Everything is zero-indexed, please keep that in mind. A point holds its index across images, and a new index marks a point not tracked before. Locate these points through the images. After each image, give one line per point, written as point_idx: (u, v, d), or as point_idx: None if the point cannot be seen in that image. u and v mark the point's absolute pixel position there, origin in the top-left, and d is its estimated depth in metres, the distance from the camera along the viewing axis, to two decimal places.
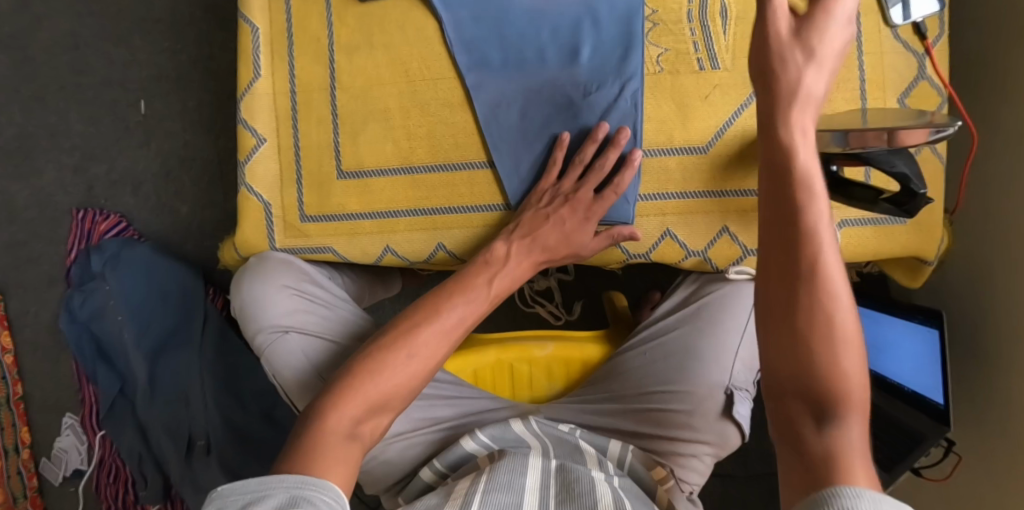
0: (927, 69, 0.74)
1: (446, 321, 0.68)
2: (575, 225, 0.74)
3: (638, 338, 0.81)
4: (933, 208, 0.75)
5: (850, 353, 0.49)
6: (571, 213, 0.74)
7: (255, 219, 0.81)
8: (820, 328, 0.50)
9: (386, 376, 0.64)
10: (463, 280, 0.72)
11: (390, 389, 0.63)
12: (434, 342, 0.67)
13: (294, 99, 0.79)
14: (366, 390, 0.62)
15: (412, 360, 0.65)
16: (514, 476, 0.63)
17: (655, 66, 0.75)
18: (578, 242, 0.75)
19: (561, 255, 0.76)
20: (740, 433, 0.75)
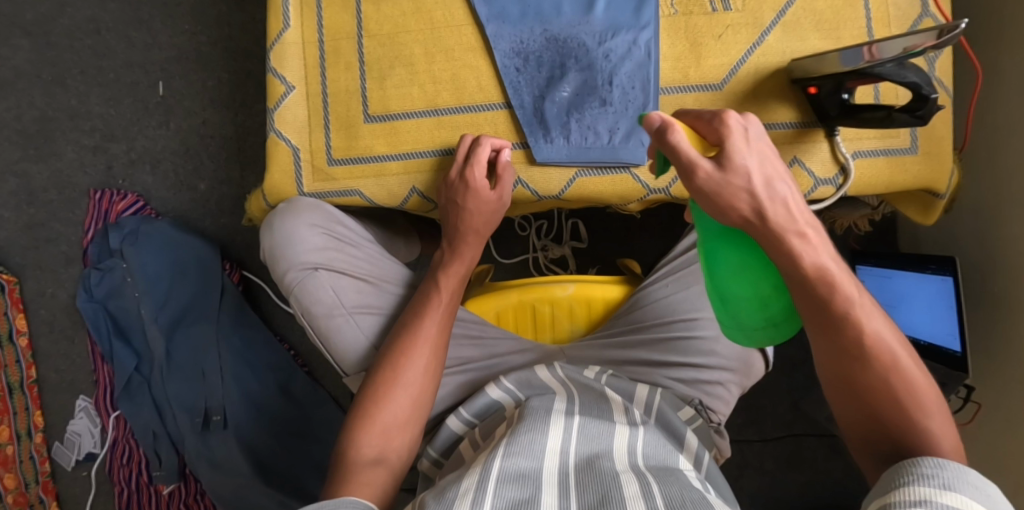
0: (930, 8, 0.78)
1: (427, 337, 0.75)
2: (478, 204, 0.78)
3: (657, 274, 0.83)
4: (941, 139, 0.79)
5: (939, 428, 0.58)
6: (457, 197, 0.79)
7: (283, 163, 0.83)
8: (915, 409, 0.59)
9: (394, 404, 0.72)
10: (426, 300, 0.78)
11: (400, 418, 0.72)
12: (424, 358, 0.74)
13: (322, 47, 0.83)
14: (381, 419, 0.71)
15: (409, 389, 0.73)
16: (535, 434, 0.62)
17: (669, 8, 0.78)
18: (480, 205, 0.79)
19: (489, 225, 0.81)
20: (764, 360, 0.81)
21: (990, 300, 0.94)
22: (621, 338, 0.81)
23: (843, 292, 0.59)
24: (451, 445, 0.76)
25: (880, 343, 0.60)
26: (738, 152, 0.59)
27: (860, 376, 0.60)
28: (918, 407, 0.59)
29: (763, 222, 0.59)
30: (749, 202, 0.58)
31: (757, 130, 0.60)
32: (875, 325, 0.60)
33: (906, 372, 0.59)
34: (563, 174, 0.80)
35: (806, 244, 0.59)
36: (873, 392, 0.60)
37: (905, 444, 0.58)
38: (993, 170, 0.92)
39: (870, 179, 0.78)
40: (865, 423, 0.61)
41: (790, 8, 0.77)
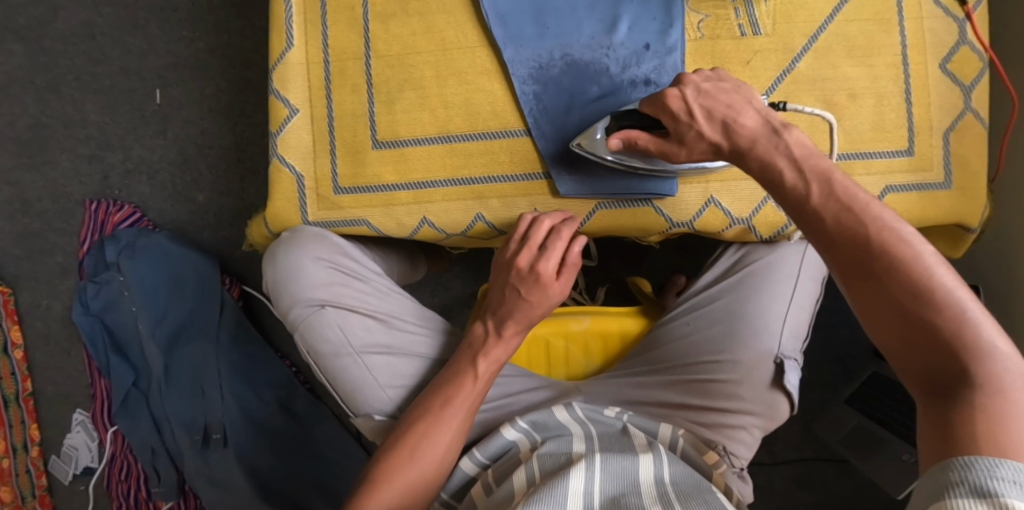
0: (968, 35, 0.75)
1: (441, 418, 0.72)
2: (539, 296, 0.74)
3: (679, 310, 0.81)
4: (975, 172, 0.76)
5: (952, 298, 0.49)
6: (521, 279, 0.75)
7: (287, 190, 0.80)
8: (925, 281, 0.49)
9: (399, 480, 0.69)
10: (458, 379, 0.74)
11: (407, 491, 0.69)
12: (432, 441, 0.71)
13: (327, 68, 0.79)
14: (387, 491, 0.68)
15: (422, 466, 0.70)
16: (549, 481, 0.58)
17: (696, 32, 0.76)
18: (543, 297, 0.75)
19: (538, 316, 0.76)
20: (790, 404, 0.76)
21: (1012, 329, 0.91)
22: (639, 378, 0.79)
23: (860, 209, 0.54)
24: (465, 487, 0.72)
25: (961, 315, 0.48)
26: (695, 103, 0.65)
27: (865, 262, 0.52)
28: (995, 385, 0.46)
29: (823, 186, 0.56)
30: (755, 120, 0.63)
31: (684, 123, 0.65)
32: (952, 288, 0.49)
33: (995, 356, 0.47)
34: (581, 206, 0.78)
35: (854, 194, 0.54)
36: (922, 316, 0.49)
37: (937, 313, 0.48)
38: (1021, 197, 0.89)
39: (902, 214, 0.76)
40: (918, 357, 0.49)
41: (821, 33, 0.75)
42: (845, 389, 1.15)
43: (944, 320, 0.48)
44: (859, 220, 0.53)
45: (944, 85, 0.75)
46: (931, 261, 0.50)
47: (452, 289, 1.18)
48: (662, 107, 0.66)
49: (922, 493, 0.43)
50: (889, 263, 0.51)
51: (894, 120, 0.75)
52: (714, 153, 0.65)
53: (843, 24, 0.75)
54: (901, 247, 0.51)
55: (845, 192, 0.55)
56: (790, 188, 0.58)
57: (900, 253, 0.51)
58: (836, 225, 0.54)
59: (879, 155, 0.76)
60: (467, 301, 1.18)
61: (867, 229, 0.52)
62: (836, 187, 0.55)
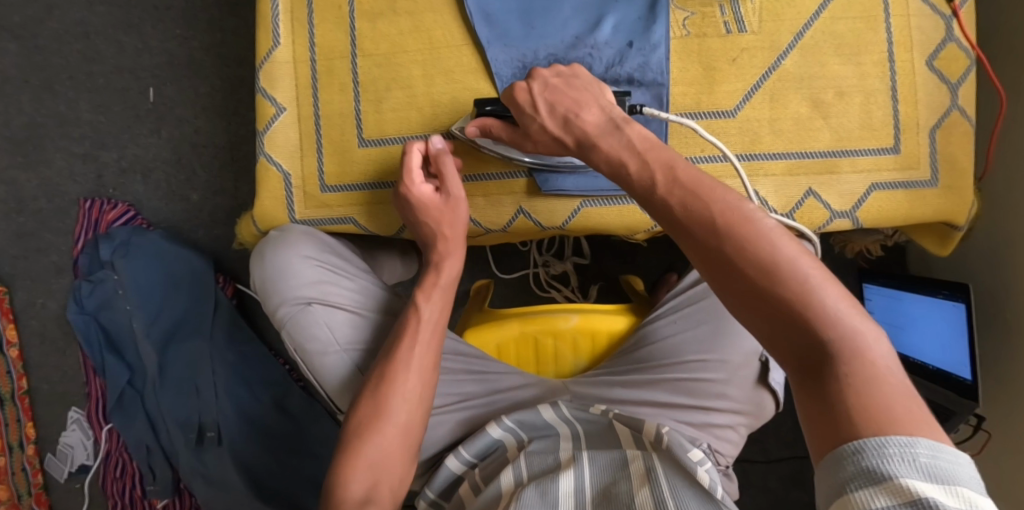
0: (955, 32, 0.74)
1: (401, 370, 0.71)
2: (423, 212, 0.75)
3: (665, 308, 0.81)
4: (963, 170, 0.76)
5: (796, 266, 0.50)
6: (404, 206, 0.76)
7: (275, 189, 0.80)
8: (770, 256, 0.51)
9: (378, 437, 0.68)
10: (404, 325, 0.74)
11: (388, 453, 0.68)
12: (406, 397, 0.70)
13: (315, 67, 0.79)
14: (368, 454, 0.67)
15: (397, 423, 0.69)
16: (543, 483, 0.60)
17: (681, 29, 0.75)
18: (429, 214, 0.75)
19: (444, 227, 0.75)
20: (775, 401, 0.77)
21: (1001, 327, 0.91)
22: (626, 376, 0.79)
23: (700, 192, 0.55)
24: (451, 486, 0.72)
25: (806, 285, 0.49)
26: (540, 97, 0.68)
27: (712, 247, 0.53)
28: (851, 346, 0.47)
29: (668, 176, 0.58)
30: (597, 116, 0.65)
31: (524, 112, 0.69)
32: (797, 260, 0.50)
33: (844, 320, 0.48)
34: (567, 204, 0.78)
35: (696, 177, 0.56)
36: (773, 291, 0.50)
37: (784, 286, 0.49)
38: (1011, 194, 0.88)
39: (889, 212, 0.76)
40: (784, 332, 0.50)
41: (808, 31, 0.75)
42: None
43: (792, 290, 0.49)
44: (706, 206, 0.54)
45: (931, 83, 0.75)
46: (774, 235, 0.52)
47: None
48: (508, 97, 0.70)
49: (822, 484, 0.42)
50: (738, 246, 0.52)
51: (881, 118, 0.75)
52: (557, 145, 0.68)
53: (830, 21, 0.75)
54: (745, 226, 0.52)
55: (686, 180, 0.57)
56: (637, 183, 0.60)
57: (742, 231, 0.52)
58: (678, 215, 0.56)
59: (866, 153, 0.75)
60: (459, 299, 1.18)
61: (709, 211, 0.54)
62: (679, 175, 0.57)
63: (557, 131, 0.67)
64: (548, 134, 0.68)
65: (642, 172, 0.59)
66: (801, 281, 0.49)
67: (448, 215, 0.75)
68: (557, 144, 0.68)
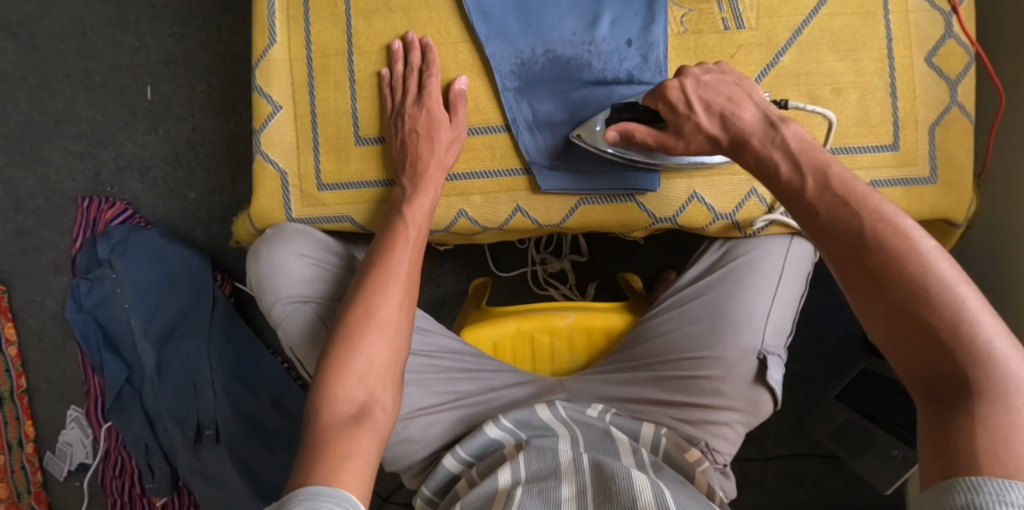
0: (955, 28, 0.74)
1: (387, 312, 0.67)
2: (430, 123, 0.74)
3: (662, 307, 0.82)
4: (962, 167, 0.75)
5: (949, 294, 0.49)
6: (414, 119, 0.75)
7: (271, 187, 0.80)
8: (923, 279, 0.50)
9: (361, 361, 0.63)
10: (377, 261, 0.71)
11: (378, 366, 0.64)
12: (389, 332, 0.66)
13: (311, 64, 0.79)
14: (358, 366, 0.63)
15: (385, 334, 0.66)
16: (544, 488, 0.60)
17: (678, 26, 0.75)
18: (438, 121, 0.75)
19: (449, 138, 0.76)
20: (773, 400, 0.76)
21: None
22: (623, 375, 0.79)
23: (861, 202, 0.54)
24: (447, 484, 0.72)
25: (959, 314, 0.48)
26: (694, 94, 0.67)
27: (865, 257, 0.52)
28: (994, 388, 0.46)
29: (820, 182, 0.57)
30: (754, 113, 0.65)
31: (683, 111, 0.67)
32: (954, 285, 0.49)
33: (996, 358, 0.47)
34: (564, 202, 0.78)
35: (856, 186, 0.55)
36: (923, 315, 0.49)
37: (935, 313, 0.49)
38: (1010, 191, 0.88)
39: None
40: (921, 358, 0.49)
41: (805, 27, 0.75)
42: (836, 385, 1.14)
43: (944, 318, 0.48)
44: (855, 214, 0.54)
45: (929, 79, 0.75)
46: (930, 256, 0.51)
47: (443, 284, 1.18)
48: (660, 97, 0.69)
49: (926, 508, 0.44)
50: (887, 258, 0.51)
51: (879, 114, 0.75)
52: (711, 144, 0.67)
53: (828, 17, 0.74)
54: (900, 242, 0.51)
55: (847, 188, 0.56)
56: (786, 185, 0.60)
57: (897, 246, 0.51)
58: (831, 220, 0.55)
59: (864, 150, 0.75)
60: (458, 297, 1.18)
61: (866, 223, 0.53)
62: (832, 181, 0.57)
63: (716, 132, 0.66)
64: (706, 134, 0.66)
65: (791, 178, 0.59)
66: (953, 310, 0.48)
67: (446, 134, 0.75)
68: (712, 144, 0.67)
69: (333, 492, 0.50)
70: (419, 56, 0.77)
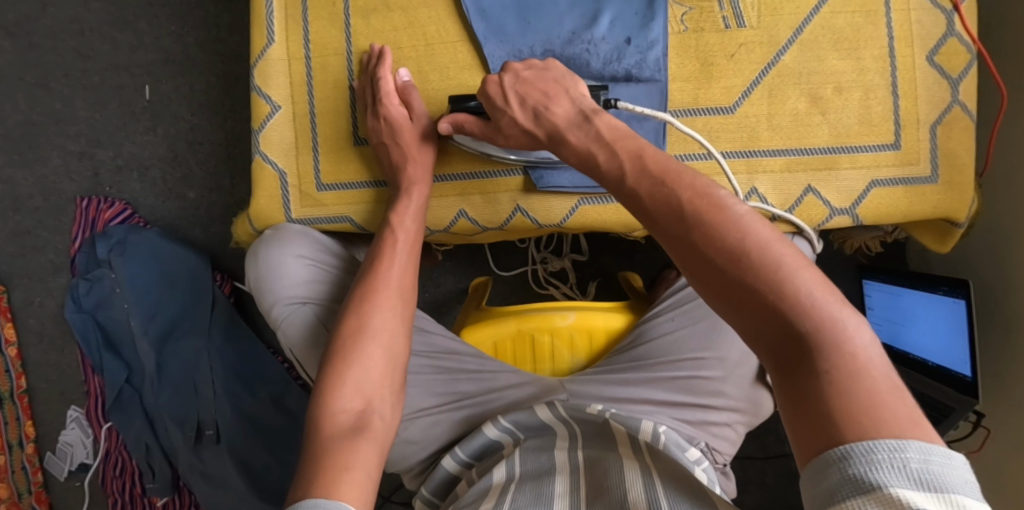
0: (956, 26, 0.74)
1: (377, 323, 0.67)
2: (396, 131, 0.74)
3: (663, 305, 0.81)
4: (963, 166, 0.75)
5: (772, 253, 0.49)
6: (383, 128, 0.75)
7: (270, 187, 0.80)
8: (743, 243, 0.50)
9: (360, 370, 0.64)
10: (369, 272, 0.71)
11: (375, 375, 0.64)
12: (387, 342, 0.66)
13: (309, 64, 0.79)
14: (356, 374, 0.63)
15: (381, 342, 0.66)
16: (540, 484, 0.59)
17: (679, 25, 0.75)
18: (400, 127, 0.74)
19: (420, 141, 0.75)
20: (773, 399, 0.78)
21: (999, 323, 0.91)
22: (624, 374, 0.78)
23: (671, 179, 0.56)
24: (446, 485, 0.72)
25: (780, 272, 0.49)
26: (511, 89, 0.69)
27: (685, 234, 0.53)
28: (832, 340, 0.46)
29: (636, 164, 0.59)
30: (566, 108, 0.67)
31: (501, 108, 0.69)
32: (770, 245, 0.50)
33: (821, 308, 0.47)
34: (564, 202, 0.78)
35: (671, 164, 0.57)
36: (750, 281, 0.49)
37: (760, 274, 0.49)
38: (1011, 190, 0.88)
39: (888, 208, 0.75)
40: (764, 325, 0.49)
41: (807, 26, 0.74)
42: None
43: (767, 278, 0.49)
44: (672, 192, 0.55)
45: (931, 78, 0.74)
46: (744, 220, 0.51)
47: (443, 284, 1.17)
48: (481, 92, 0.70)
49: (812, 496, 0.42)
50: (705, 232, 0.52)
51: (881, 113, 0.75)
52: (528, 138, 0.69)
53: (829, 16, 0.74)
54: (715, 211, 0.52)
55: (665, 168, 0.57)
56: (614, 172, 0.60)
57: (713, 216, 0.52)
58: (649, 205, 0.56)
59: (866, 149, 0.75)
60: (457, 296, 1.18)
61: (681, 197, 0.54)
62: (647, 163, 0.58)
63: (534, 126, 0.68)
64: (519, 128, 0.69)
65: (614, 164, 0.60)
66: (778, 268, 0.49)
67: (410, 133, 0.75)
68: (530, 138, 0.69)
69: (330, 502, 0.50)
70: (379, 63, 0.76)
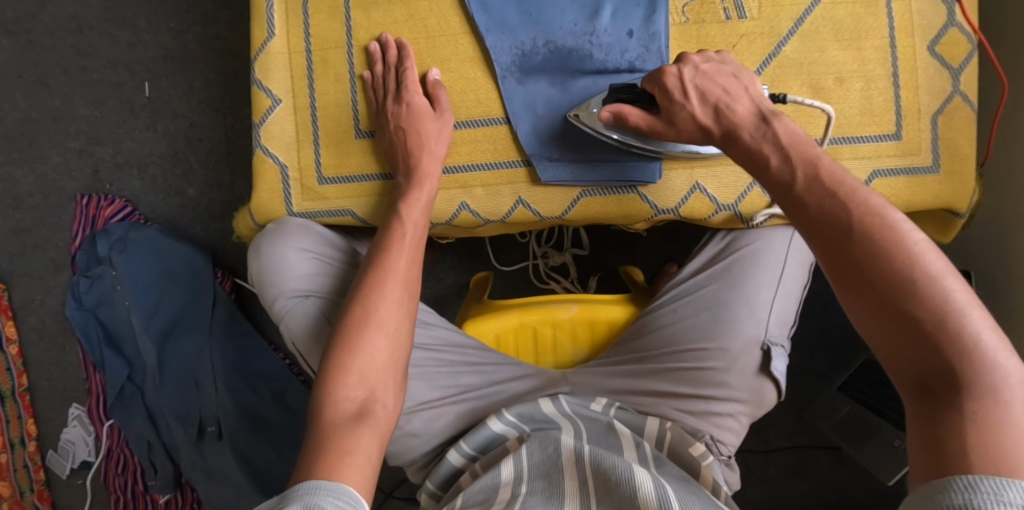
0: (957, 17, 0.74)
1: (383, 314, 0.67)
2: (413, 122, 0.74)
3: (665, 298, 0.81)
4: (964, 155, 0.75)
5: (941, 288, 0.48)
6: (401, 119, 0.75)
7: (271, 180, 0.80)
8: (910, 270, 0.49)
9: (367, 358, 0.64)
10: (375, 263, 0.70)
11: (378, 365, 0.64)
12: (391, 331, 0.66)
13: (310, 57, 0.79)
14: (360, 363, 0.63)
15: (386, 332, 0.66)
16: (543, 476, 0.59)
17: (680, 16, 0.75)
18: (419, 118, 0.74)
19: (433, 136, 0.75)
20: (777, 390, 0.77)
21: (1000, 314, 0.91)
22: (626, 367, 0.78)
23: (846, 194, 0.54)
24: (451, 478, 0.72)
25: (947, 305, 0.48)
26: (690, 82, 0.66)
27: (853, 248, 0.52)
28: (983, 384, 0.45)
29: (806, 172, 0.57)
30: (747, 107, 0.64)
31: (683, 98, 0.66)
32: (942, 277, 0.49)
33: (982, 349, 0.46)
34: (565, 194, 0.78)
35: (846, 178, 0.55)
36: (915, 308, 0.48)
37: (925, 304, 0.48)
38: (1013, 180, 0.88)
39: (890, 198, 0.75)
40: (915, 354, 0.48)
41: (807, 16, 0.74)
42: (838, 377, 1.14)
43: (932, 311, 0.48)
44: (843, 206, 0.54)
45: (932, 68, 0.74)
46: (920, 247, 0.50)
47: (444, 278, 1.17)
48: (659, 81, 0.68)
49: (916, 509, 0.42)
50: (873, 251, 0.51)
51: (882, 104, 0.75)
52: (702, 134, 0.66)
53: (829, 6, 0.74)
54: (886, 232, 0.51)
55: (840, 182, 0.55)
56: (778, 179, 0.59)
57: (886, 236, 0.51)
58: (816, 212, 0.55)
59: (866, 139, 0.75)
60: (458, 291, 1.18)
61: (853, 212, 0.53)
62: (818, 173, 0.57)
63: (708, 121, 0.65)
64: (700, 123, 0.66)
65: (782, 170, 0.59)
66: (943, 302, 0.48)
67: (432, 127, 0.75)
68: (705, 132, 0.66)
69: (327, 484, 0.50)
70: (394, 54, 0.77)
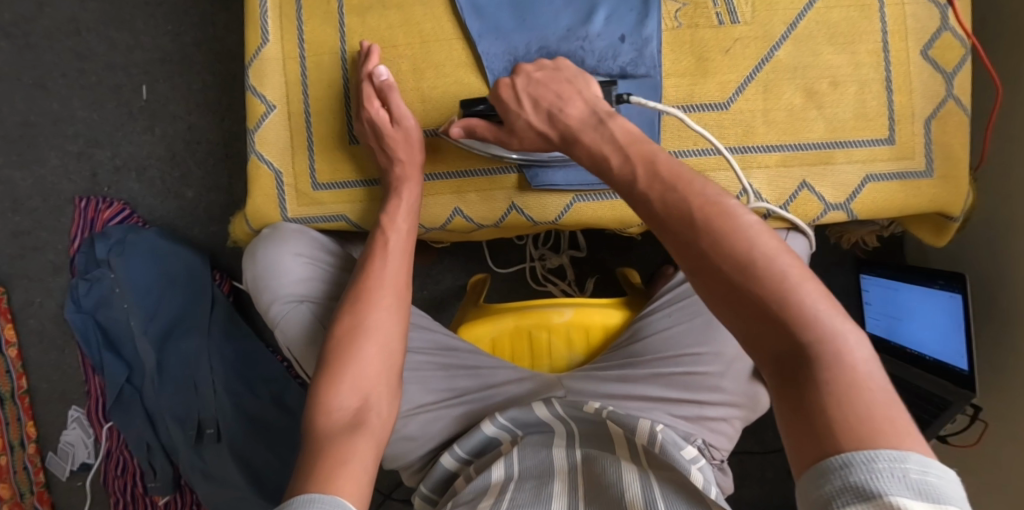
0: (950, 21, 0.74)
1: (376, 322, 0.67)
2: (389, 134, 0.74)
3: (660, 302, 0.81)
4: (958, 159, 0.75)
5: (779, 265, 0.49)
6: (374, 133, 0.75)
7: (266, 186, 0.80)
8: (748, 252, 0.50)
9: (361, 366, 0.64)
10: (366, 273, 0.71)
11: (371, 373, 0.64)
12: (383, 339, 0.66)
13: (304, 63, 0.79)
14: (353, 372, 0.63)
15: (378, 341, 0.66)
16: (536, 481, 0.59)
17: (673, 21, 0.75)
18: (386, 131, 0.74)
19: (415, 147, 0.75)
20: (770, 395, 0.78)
21: (996, 316, 0.91)
22: (621, 371, 0.78)
23: (685, 185, 0.55)
24: (445, 482, 0.72)
25: (783, 283, 0.48)
26: (522, 92, 0.68)
27: (695, 240, 0.52)
28: (834, 353, 0.46)
29: (648, 168, 0.58)
30: (581, 109, 0.65)
31: (518, 111, 0.68)
32: (774, 255, 0.50)
33: (823, 321, 0.47)
34: (559, 199, 0.78)
35: (683, 169, 0.56)
36: (762, 293, 0.49)
37: (766, 285, 0.49)
38: (1007, 182, 0.88)
39: (882, 203, 0.76)
40: (771, 338, 0.48)
41: (801, 20, 0.74)
42: None
43: (775, 291, 0.48)
44: (683, 198, 0.54)
45: (925, 72, 0.74)
46: (752, 230, 0.51)
47: (441, 281, 1.18)
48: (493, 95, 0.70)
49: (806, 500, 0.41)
50: (713, 241, 0.51)
51: (876, 108, 0.75)
52: (542, 140, 0.68)
53: (823, 10, 0.74)
54: (726, 219, 0.52)
55: (680, 175, 0.56)
56: (626, 176, 0.59)
57: (722, 224, 0.51)
58: (660, 209, 0.55)
59: (859, 144, 0.75)
60: (456, 293, 1.18)
61: (695, 204, 0.53)
62: (659, 168, 0.57)
63: (547, 130, 0.67)
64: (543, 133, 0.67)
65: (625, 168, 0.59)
66: (783, 280, 0.48)
67: (396, 136, 0.74)
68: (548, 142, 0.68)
69: (322, 495, 0.50)
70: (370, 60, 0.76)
